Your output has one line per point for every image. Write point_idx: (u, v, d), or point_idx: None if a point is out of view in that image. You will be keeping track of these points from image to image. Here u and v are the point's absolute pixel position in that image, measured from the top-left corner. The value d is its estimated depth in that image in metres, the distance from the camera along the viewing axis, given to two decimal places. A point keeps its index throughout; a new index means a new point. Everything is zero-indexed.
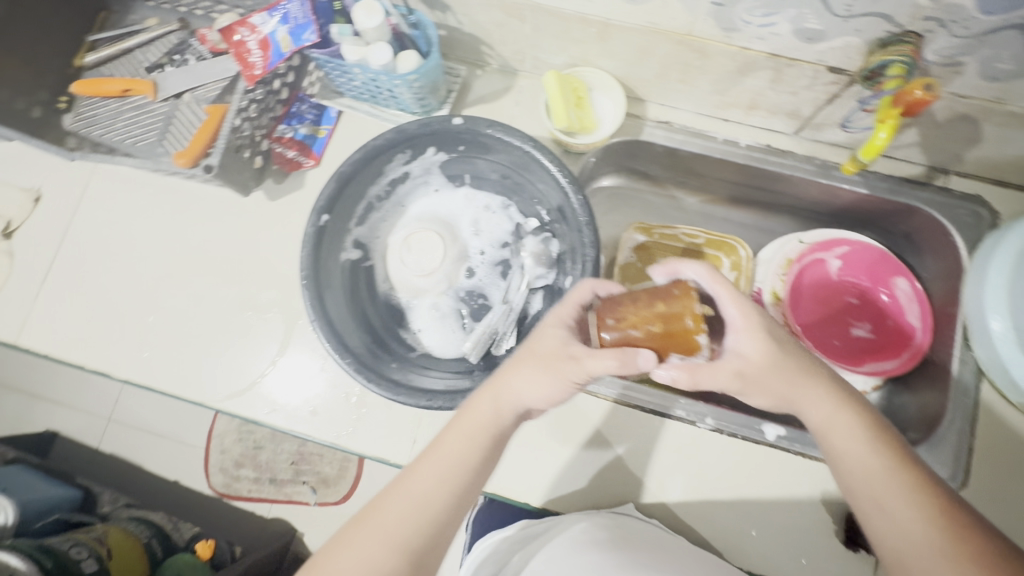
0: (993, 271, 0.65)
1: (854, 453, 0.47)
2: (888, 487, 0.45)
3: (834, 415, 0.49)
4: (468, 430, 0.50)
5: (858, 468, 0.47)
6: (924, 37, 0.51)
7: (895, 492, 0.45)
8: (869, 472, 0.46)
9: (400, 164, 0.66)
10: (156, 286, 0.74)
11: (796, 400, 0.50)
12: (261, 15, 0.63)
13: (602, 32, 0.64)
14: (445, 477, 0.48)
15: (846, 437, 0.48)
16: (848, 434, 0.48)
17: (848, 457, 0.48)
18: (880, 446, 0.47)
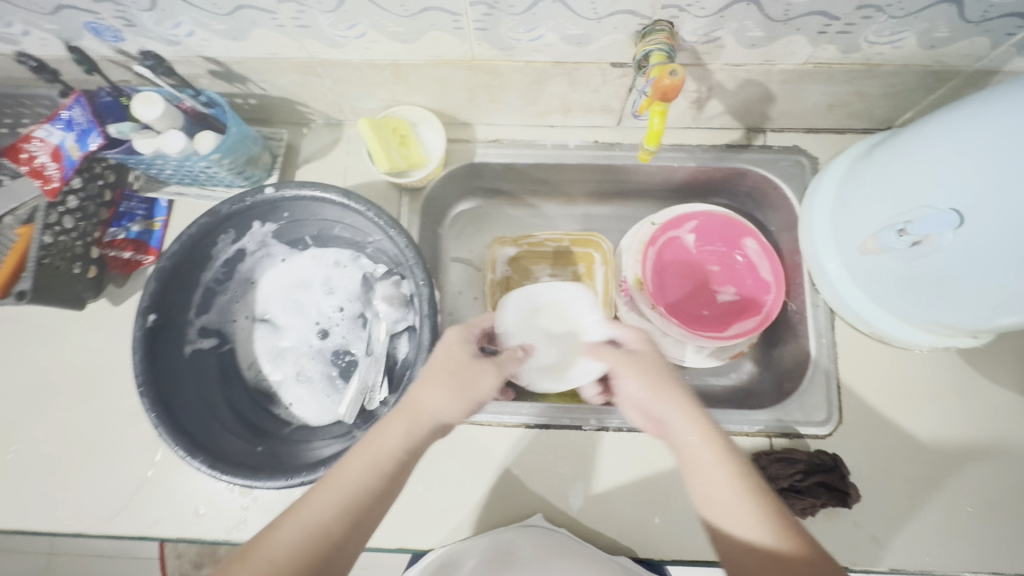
0: (816, 216, 0.68)
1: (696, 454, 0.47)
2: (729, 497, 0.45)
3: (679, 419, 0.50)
4: (374, 450, 0.47)
5: (698, 468, 0.47)
6: (674, 22, 0.54)
7: (723, 478, 0.46)
8: (716, 475, 0.46)
9: (227, 244, 0.65)
10: (9, 422, 0.70)
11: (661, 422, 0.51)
12: (43, 127, 0.61)
13: (398, 73, 0.64)
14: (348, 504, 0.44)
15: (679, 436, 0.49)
16: (710, 466, 0.46)
17: (699, 461, 0.47)
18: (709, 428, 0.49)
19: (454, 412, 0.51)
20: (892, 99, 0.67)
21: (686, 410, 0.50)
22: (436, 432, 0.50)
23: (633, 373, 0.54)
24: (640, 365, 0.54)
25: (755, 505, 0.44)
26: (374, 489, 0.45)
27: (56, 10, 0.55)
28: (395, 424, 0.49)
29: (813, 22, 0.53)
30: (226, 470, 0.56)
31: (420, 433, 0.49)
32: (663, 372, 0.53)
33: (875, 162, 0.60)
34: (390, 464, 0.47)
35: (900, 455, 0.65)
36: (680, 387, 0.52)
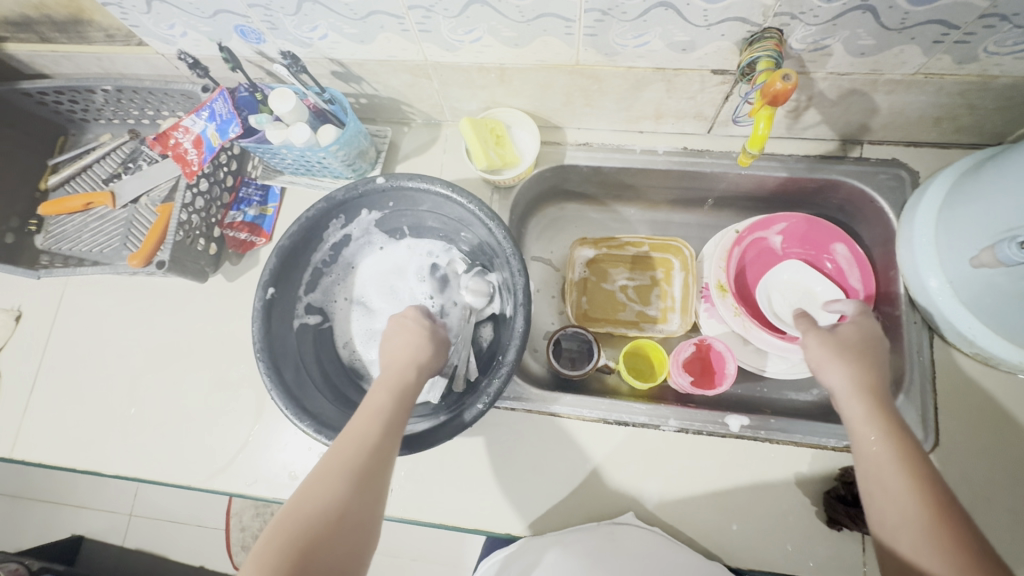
0: (917, 230, 0.66)
1: (875, 471, 0.46)
2: (904, 521, 0.43)
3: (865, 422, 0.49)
4: (389, 389, 0.53)
5: (879, 485, 0.46)
6: (783, 30, 0.55)
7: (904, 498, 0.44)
8: (893, 497, 0.44)
9: (338, 228, 0.70)
10: (133, 380, 0.78)
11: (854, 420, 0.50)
12: (190, 117, 0.69)
13: (502, 76, 0.68)
14: (377, 425, 0.50)
15: (864, 448, 0.48)
16: (878, 471, 0.46)
17: (875, 477, 0.46)
18: (891, 439, 0.47)
19: (420, 349, 0.58)
20: (1005, 113, 0.65)
21: (878, 418, 0.49)
22: (418, 367, 0.56)
23: (829, 350, 0.56)
24: (836, 345, 0.56)
25: (933, 527, 0.42)
26: (390, 408, 0.51)
27: (215, 14, 0.62)
28: (393, 370, 0.55)
29: (930, 32, 0.53)
30: (330, 435, 0.60)
31: (394, 377, 0.54)
32: (859, 356, 0.55)
33: (988, 173, 0.58)
34: (403, 399, 0.53)
35: (1003, 485, 0.62)
36: (854, 372, 0.53)
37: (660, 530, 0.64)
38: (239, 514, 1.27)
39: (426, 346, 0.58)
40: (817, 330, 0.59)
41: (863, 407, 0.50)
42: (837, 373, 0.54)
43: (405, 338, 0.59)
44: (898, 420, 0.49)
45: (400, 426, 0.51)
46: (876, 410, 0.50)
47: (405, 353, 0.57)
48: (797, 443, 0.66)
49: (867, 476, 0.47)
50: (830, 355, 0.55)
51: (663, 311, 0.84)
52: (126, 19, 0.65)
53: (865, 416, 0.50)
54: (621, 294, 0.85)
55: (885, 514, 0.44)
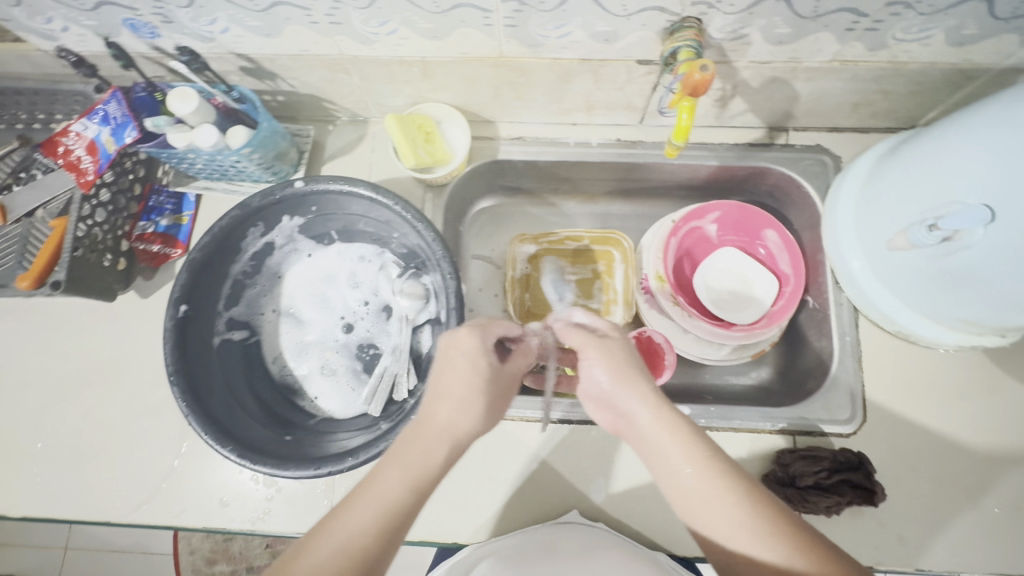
0: (840, 213, 0.68)
1: (696, 494, 0.42)
2: (743, 540, 0.40)
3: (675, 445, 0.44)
4: (417, 458, 0.41)
5: (700, 509, 0.42)
6: (703, 19, 0.54)
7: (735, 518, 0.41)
8: (718, 517, 0.41)
9: (257, 237, 0.66)
10: (39, 411, 0.71)
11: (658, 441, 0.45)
12: (81, 121, 0.63)
13: (425, 69, 0.65)
14: (364, 536, 0.37)
15: (673, 473, 0.43)
16: (705, 499, 0.42)
17: (694, 502, 0.42)
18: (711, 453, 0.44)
19: (478, 412, 0.45)
20: (916, 97, 0.67)
21: (677, 432, 0.45)
22: (461, 445, 0.44)
23: (604, 363, 0.50)
24: (613, 354, 0.51)
25: (768, 542, 0.39)
26: (402, 507, 0.39)
27: (98, 6, 0.57)
28: (431, 445, 0.42)
29: (842, 20, 0.54)
30: (258, 459, 0.57)
31: (439, 455, 0.42)
32: (633, 363, 0.51)
33: (900, 157, 0.61)
34: (426, 478, 0.41)
35: (926, 456, 0.65)
36: (644, 382, 0.49)
37: (603, 527, 0.63)
38: (184, 537, 1.20)
39: (483, 410, 0.46)
40: (585, 339, 0.53)
41: (665, 425, 0.45)
42: (636, 384, 0.49)
43: (458, 385, 0.46)
44: (690, 427, 0.46)
45: (394, 542, 0.38)
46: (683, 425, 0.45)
47: (452, 419, 0.44)
48: (737, 429, 0.67)
49: (686, 500, 0.43)
50: (609, 368, 0.50)
51: (606, 304, 0.83)
52: None
53: (665, 431, 0.45)
54: (565, 290, 0.84)
55: (722, 534, 0.41)
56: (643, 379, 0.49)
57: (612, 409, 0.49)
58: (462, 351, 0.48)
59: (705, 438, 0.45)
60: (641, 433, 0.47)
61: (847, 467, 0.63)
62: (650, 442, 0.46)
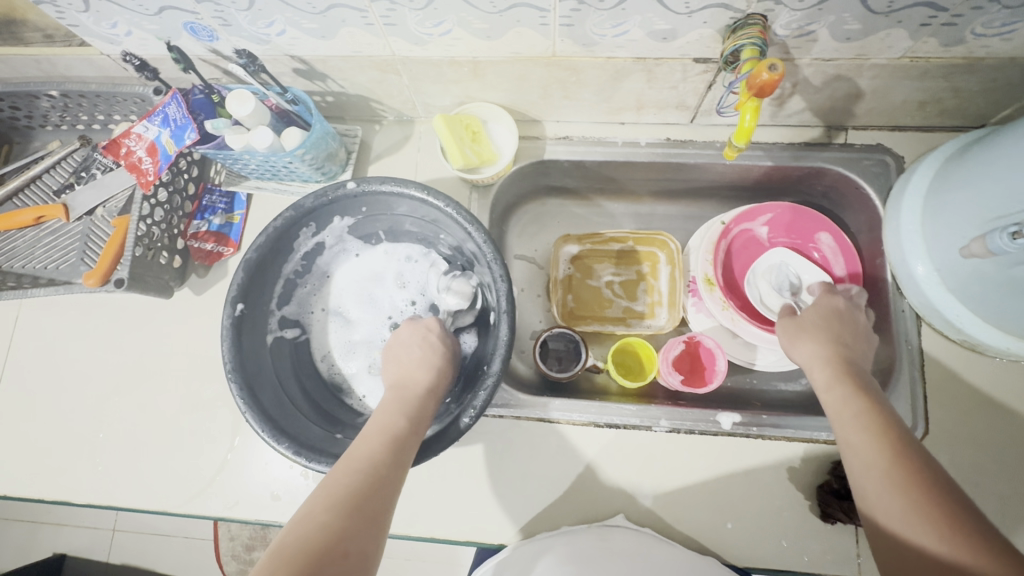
0: (903, 215, 0.65)
1: (841, 431, 0.48)
2: (864, 463, 0.44)
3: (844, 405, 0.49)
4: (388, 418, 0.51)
5: (847, 443, 0.47)
6: (768, 16, 0.52)
7: (863, 447, 0.45)
8: (852, 448, 0.46)
9: (309, 237, 0.67)
10: (100, 402, 0.74)
11: (835, 405, 0.50)
12: (141, 123, 0.64)
13: (475, 69, 0.65)
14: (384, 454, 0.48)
15: (839, 412, 0.49)
16: (854, 453, 0.46)
17: (843, 435, 0.48)
18: (854, 401, 0.49)
19: (427, 370, 0.57)
20: (990, 94, 0.64)
21: (848, 388, 0.51)
22: (434, 394, 0.55)
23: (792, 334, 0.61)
24: (819, 329, 0.60)
25: (885, 477, 0.42)
26: (405, 440, 0.50)
27: (160, 11, 0.58)
28: (404, 394, 0.54)
29: (918, 15, 0.51)
30: (310, 457, 0.57)
31: (411, 402, 0.53)
32: (826, 334, 0.59)
33: (977, 155, 0.57)
34: (405, 422, 0.51)
35: (992, 472, 0.62)
36: (828, 353, 0.56)
37: (650, 531, 0.62)
38: (227, 524, 1.23)
39: (440, 370, 0.58)
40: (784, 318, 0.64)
41: (833, 379, 0.52)
42: (809, 351, 0.58)
43: (414, 359, 0.59)
44: (874, 393, 0.50)
45: (403, 451, 0.49)
46: (852, 381, 0.51)
47: (423, 379, 0.56)
48: (790, 438, 0.65)
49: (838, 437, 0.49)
50: (801, 337, 0.60)
51: (650, 306, 0.82)
52: (63, 18, 0.60)
53: (838, 388, 0.51)
54: (607, 290, 0.83)
55: (853, 463, 0.46)
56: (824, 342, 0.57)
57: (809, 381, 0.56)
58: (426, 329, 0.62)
59: (885, 400, 0.50)
60: (821, 392, 0.54)
61: None
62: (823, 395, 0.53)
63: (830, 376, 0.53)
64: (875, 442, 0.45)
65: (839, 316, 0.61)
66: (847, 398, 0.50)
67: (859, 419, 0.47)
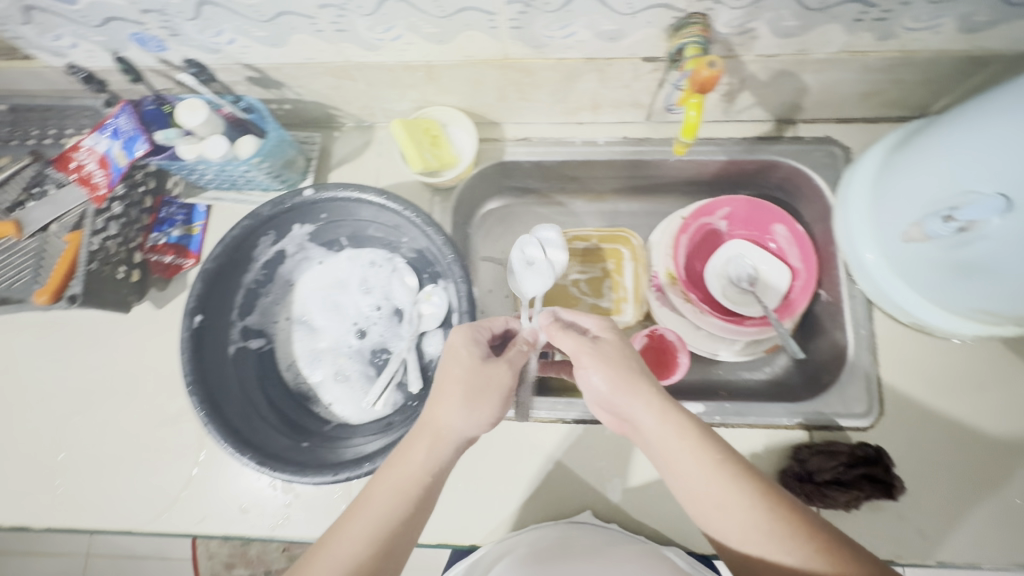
0: (852, 204, 0.68)
1: (687, 477, 0.47)
2: (726, 512, 0.45)
3: (693, 451, 0.47)
4: (401, 471, 0.48)
5: (692, 490, 0.46)
6: (709, 15, 0.54)
7: (721, 493, 0.45)
8: (706, 497, 0.46)
9: (268, 246, 0.67)
10: (60, 422, 0.72)
11: (672, 453, 0.47)
12: (91, 135, 0.63)
13: (430, 74, 0.65)
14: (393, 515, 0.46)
15: (673, 456, 0.47)
16: (726, 501, 0.45)
17: (700, 488, 0.46)
18: (686, 433, 0.47)
19: (473, 410, 0.51)
20: (927, 86, 0.66)
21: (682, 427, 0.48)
22: (457, 439, 0.50)
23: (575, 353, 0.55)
24: (609, 358, 0.53)
25: (766, 519, 0.43)
26: (408, 500, 0.47)
27: (105, 22, 0.57)
28: (426, 441, 0.50)
29: (850, 10, 0.53)
30: (275, 466, 0.57)
31: (427, 449, 0.49)
32: (631, 365, 0.52)
33: (914, 146, 0.60)
34: (418, 480, 0.48)
35: (945, 449, 0.64)
36: (645, 385, 0.51)
37: (617, 528, 0.63)
38: (204, 542, 1.20)
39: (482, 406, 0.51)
40: (572, 339, 0.55)
41: (644, 409, 0.49)
42: (601, 385, 0.52)
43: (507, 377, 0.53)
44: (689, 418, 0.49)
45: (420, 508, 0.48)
46: (664, 406, 0.49)
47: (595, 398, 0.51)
48: (752, 425, 0.67)
49: (678, 481, 0.47)
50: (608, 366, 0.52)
51: (617, 302, 0.82)
52: (5, 31, 0.59)
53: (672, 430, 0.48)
54: (573, 289, 0.84)
55: (704, 507, 0.46)
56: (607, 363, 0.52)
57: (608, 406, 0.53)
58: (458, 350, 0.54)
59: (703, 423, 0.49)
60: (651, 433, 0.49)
61: (865, 461, 0.62)
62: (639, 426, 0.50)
63: (661, 414, 0.49)
64: (733, 489, 0.45)
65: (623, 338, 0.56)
66: (678, 433, 0.48)
67: (713, 465, 0.46)
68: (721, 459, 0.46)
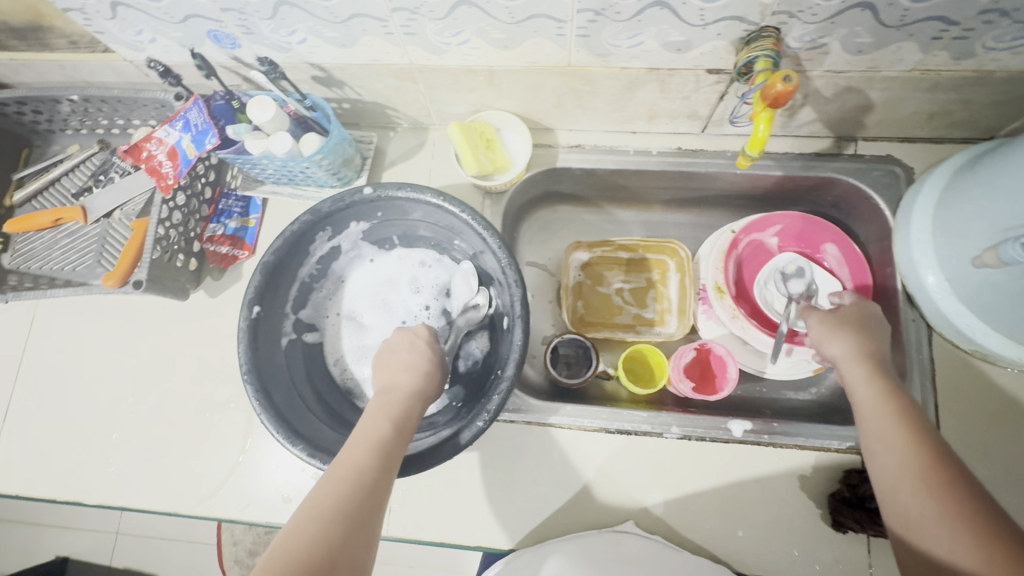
0: (913, 225, 0.66)
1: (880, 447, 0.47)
2: (899, 478, 0.45)
3: (885, 426, 0.48)
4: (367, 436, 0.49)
5: (879, 466, 0.47)
6: (782, 28, 0.53)
7: (901, 465, 0.45)
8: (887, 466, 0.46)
9: (324, 241, 0.68)
10: (113, 403, 0.74)
11: (873, 429, 0.48)
12: (163, 128, 0.66)
13: (491, 78, 0.66)
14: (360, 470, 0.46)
15: (878, 439, 0.48)
16: (890, 467, 0.46)
17: (882, 462, 0.47)
18: (905, 415, 0.48)
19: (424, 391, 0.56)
20: (999, 107, 0.64)
21: (892, 398, 0.50)
22: (422, 397, 0.55)
23: (819, 330, 0.60)
24: (839, 321, 0.60)
25: (930, 496, 0.42)
26: (376, 462, 0.47)
27: (185, 19, 0.59)
28: (392, 400, 0.53)
29: (929, 28, 0.52)
30: (323, 459, 0.57)
31: (399, 407, 0.53)
32: (856, 326, 0.58)
33: (987, 166, 0.58)
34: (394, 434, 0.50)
35: (1005, 484, 0.62)
36: (852, 342, 0.57)
37: (659, 539, 0.63)
38: (230, 528, 1.22)
39: (428, 373, 0.57)
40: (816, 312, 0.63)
41: (880, 390, 0.51)
42: (842, 346, 0.57)
43: (398, 365, 0.57)
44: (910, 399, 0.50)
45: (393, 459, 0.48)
46: (893, 396, 0.50)
47: (402, 387, 0.55)
48: (801, 447, 0.65)
49: (871, 449, 0.48)
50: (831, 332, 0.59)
51: (660, 313, 0.82)
52: (90, 25, 0.62)
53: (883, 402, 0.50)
54: (617, 297, 0.84)
55: (882, 466, 0.46)
56: (865, 345, 0.56)
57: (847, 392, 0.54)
58: (411, 337, 0.61)
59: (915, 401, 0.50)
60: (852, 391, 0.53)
61: None
62: (859, 408, 0.51)
63: (879, 389, 0.51)
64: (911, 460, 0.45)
65: (863, 309, 0.61)
66: (893, 417, 0.48)
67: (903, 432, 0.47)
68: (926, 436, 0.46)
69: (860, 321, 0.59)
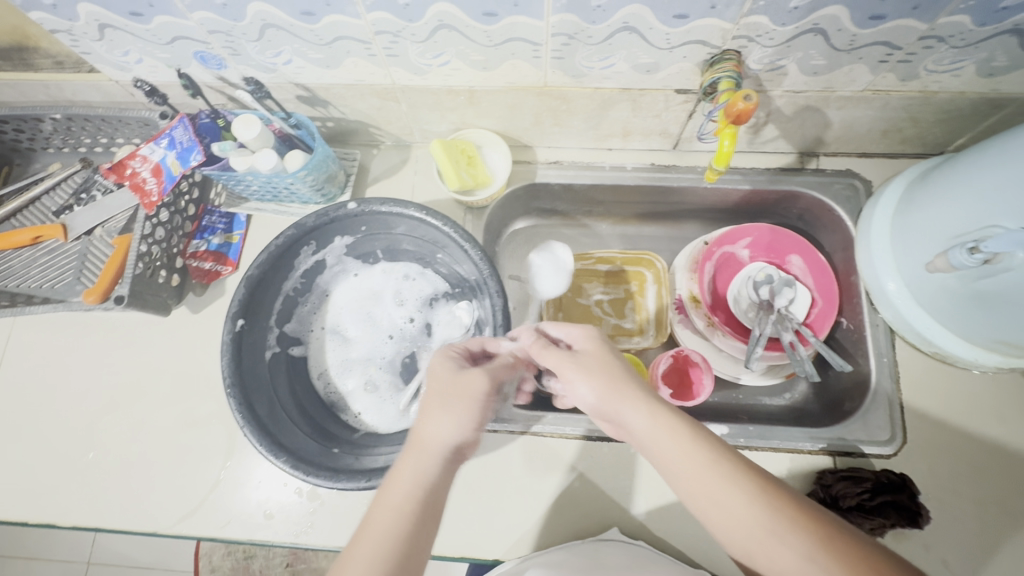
0: (874, 234, 0.69)
1: (716, 507, 0.41)
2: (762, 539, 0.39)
3: (700, 473, 0.42)
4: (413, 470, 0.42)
5: (729, 527, 0.40)
6: (742, 51, 0.57)
7: (769, 521, 0.39)
8: (732, 525, 0.40)
9: (309, 255, 0.69)
10: (91, 422, 0.73)
11: (698, 487, 0.42)
12: (148, 145, 0.67)
13: (471, 98, 0.69)
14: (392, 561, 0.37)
15: (710, 495, 0.41)
16: (740, 528, 0.40)
17: (724, 519, 0.40)
18: (716, 455, 0.43)
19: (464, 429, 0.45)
20: (946, 124, 0.69)
21: (678, 429, 0.44)
22: (459, 449, 0.45)
23: (600, 383, 0.48)
24: (590, 366, 0.50)
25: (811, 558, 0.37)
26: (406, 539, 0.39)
27: (172, 41, 0.61)
28: (424, 459, 0.43)
29: (876, 52, 0.56)
30: (307, 470, 0.58)
31: (430, 467, 0.43)
32: (614, 367, 0.50)
33: (939, 177, 0.61)
34: (434, 487, 0.42)
35: (970, 481, 0.65)
36: (631, 383, 0.48)
37: (643, 543, 0.64)
38: (208, 554, 1.18)
39: (477, 414, 0.46)
40: (554, 354, 0.52)
41: (678, 443, 0.44)
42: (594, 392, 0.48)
43: (441, 401, 0.47)
44: (701, 432, 0.45)
45: (424, 535, 0.40)
46: (686, 431, 0.44)
47: (433, 437, 0.44)
48: (775, 450, 0.67)
49: (711, 517, 0.41)
50: (604, 380, 0.48)
51: (639, 323, 0.83)
52: (77, 46, 0.63)
53: (679, 440, 0.44)
54: (597, 309, 0.85)
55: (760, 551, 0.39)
56: (637, 389, 0.48)
57: (641, 445, 0.46)
58: (438, 365, 0.50)
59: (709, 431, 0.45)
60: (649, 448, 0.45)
61: (889, 488, 0.62)
62: (664, 458, 0.44)
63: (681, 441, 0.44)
64: (758, 511, 0.39)
65: (605, 349, 0.52)
66: (707, 456, 0.42)
67: (731, 484, 0.41)
68: (743, 473, 0.42)
69: (601, 350, 0.52)
